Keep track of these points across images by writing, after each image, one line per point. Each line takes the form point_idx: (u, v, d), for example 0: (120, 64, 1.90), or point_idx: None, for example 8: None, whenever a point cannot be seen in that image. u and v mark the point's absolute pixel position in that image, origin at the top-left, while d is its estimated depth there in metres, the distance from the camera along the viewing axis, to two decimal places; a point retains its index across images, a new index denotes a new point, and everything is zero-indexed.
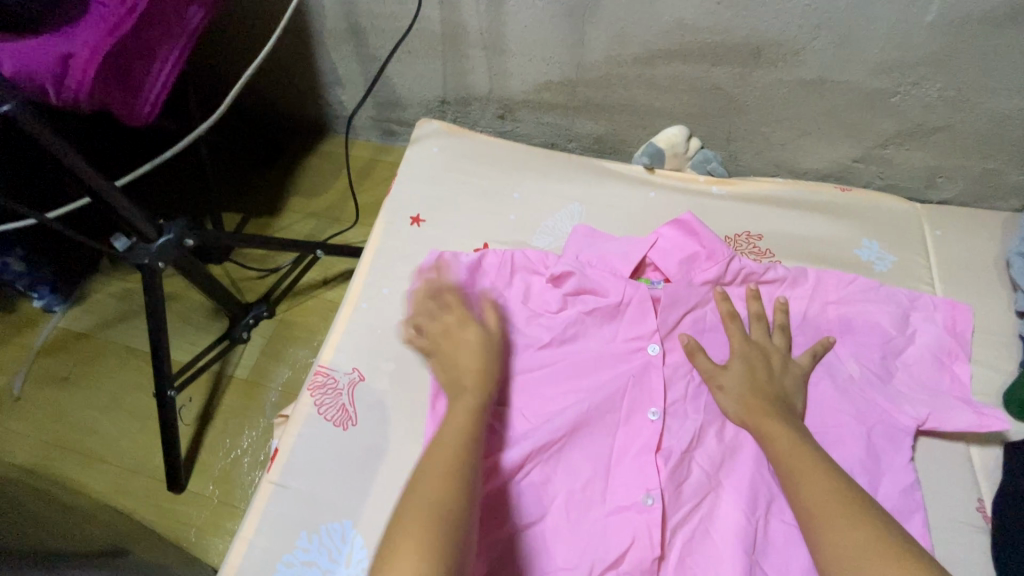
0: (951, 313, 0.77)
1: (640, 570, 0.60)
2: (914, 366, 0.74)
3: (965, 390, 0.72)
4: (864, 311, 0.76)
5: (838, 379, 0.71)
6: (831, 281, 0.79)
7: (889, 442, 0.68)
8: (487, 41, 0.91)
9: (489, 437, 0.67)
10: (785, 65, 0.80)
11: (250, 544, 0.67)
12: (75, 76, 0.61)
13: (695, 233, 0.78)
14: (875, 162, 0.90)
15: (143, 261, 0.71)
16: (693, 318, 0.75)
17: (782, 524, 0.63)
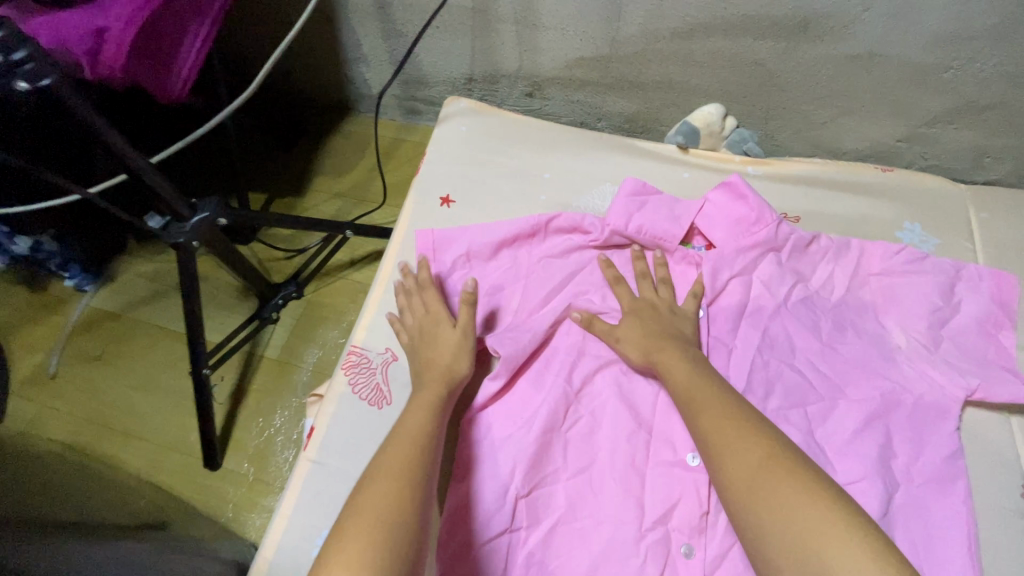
0: (995, 281, 0.74)
1: (689, 528, 0.63)
2: (961, 335, 0.72)
3: (1010, 358, 0.71)
4: (910, 282, 0.75)
5: (880, 345, 0.72)
6: (875, 251, 0.77)
7: (935, 411, 0.67)
8: (519, 14, 0.88)
9: (538, 396, 0.70)
10: (832, 39, 0.77)
11: (290, 520, 0.67)
12: (108, 51, 0.60)
13: (743, 197, 0.77)
14: (920, 142, 0.86)
15: (178, 240, 0.71)
16: (740, 283, 0.76)
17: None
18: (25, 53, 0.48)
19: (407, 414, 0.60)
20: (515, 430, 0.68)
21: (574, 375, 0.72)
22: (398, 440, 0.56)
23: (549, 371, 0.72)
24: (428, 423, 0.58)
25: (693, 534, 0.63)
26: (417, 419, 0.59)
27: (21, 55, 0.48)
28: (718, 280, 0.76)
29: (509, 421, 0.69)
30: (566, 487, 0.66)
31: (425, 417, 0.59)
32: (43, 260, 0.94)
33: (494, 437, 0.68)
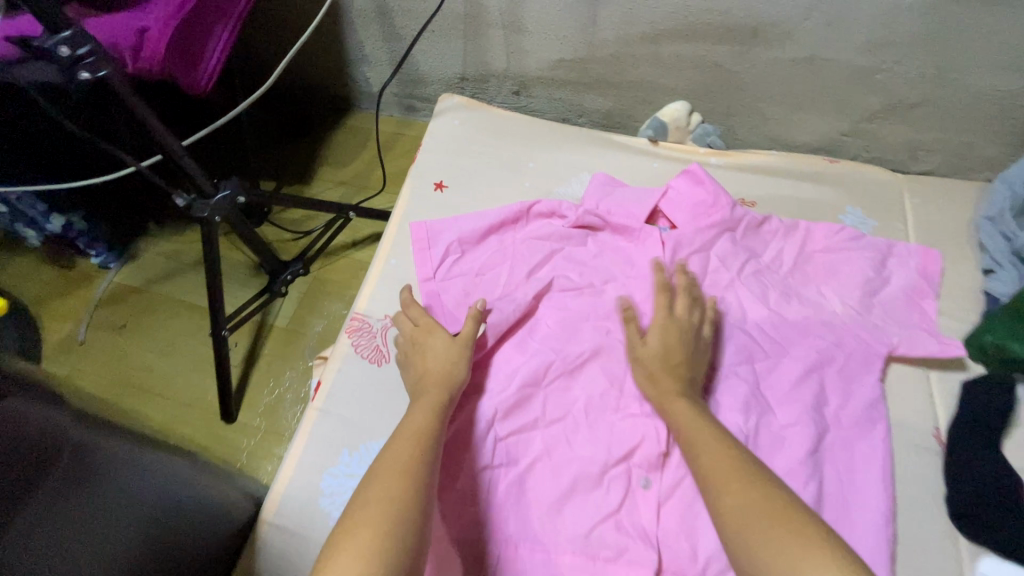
0: (923, 258, 0.85)
1: (648, 463, 0.71)
2: (890, 303, 0.83)
3: (931, 322, 0.81)
4: (849, 257, 0.85)
5: (822, 312, 0.81)
6: (820, 232, 0.88)
7: (863, 365, 0.77)
8: (506, 20, 0.98)
9: (518, 355, 0.80)
10: (779, 44, 0.88)
11: (299, 459, 0.77)
12: (149, 48, 0.70)
13: (702, 183, 0.89)
14: (862, 136, 0.97)
15: (203, 214, 0.80)
16: (699, 259, 0.84)
17: (769, 435, 0.72)
18: (88, 48, 0.58)
19: (412, 415, 0.64)
20: (504, 382, 0.77)
21: (551, 335, 0.81)
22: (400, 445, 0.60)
23: (528, 335, 0.82)
24: (431, 424, 0.63)
25: (651, 468, 0.71)
26: (418, 420, 0.63)
27: (84, 51, 0.58)
28: (679, 256, 0.84)
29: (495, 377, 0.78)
30: (543, 432, 0.75)
31: (428, 419, 0.63)
32: (72, 239, 1.03)
33: (485, 390, 0.77)
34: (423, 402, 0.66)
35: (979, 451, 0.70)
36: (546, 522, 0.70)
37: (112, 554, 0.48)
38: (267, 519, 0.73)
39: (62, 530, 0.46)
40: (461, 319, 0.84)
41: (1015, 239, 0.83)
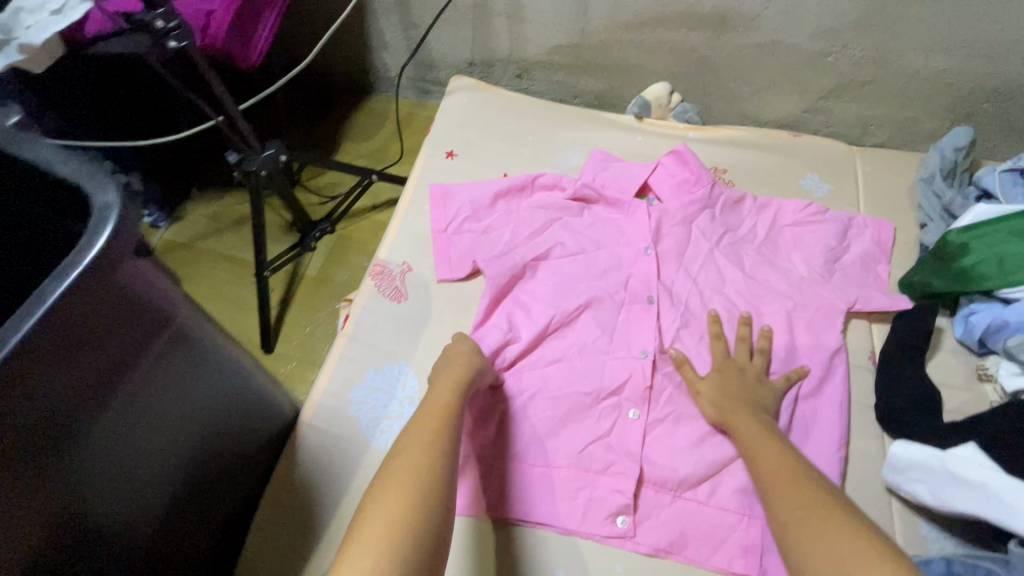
0: (878, 229, 0.98)
1: (635, 397, 0.83)
2: (850, 268, 0.94)
3: (884, 285, 0.93)
4: (815, 229, 0.97)
5: (791, 277, 0.93)
6: (789, 206, 1.00)
7: (826, 320, 0.88)
8: (510, 10, 1.13)
9: (524, 309, 0.92)
10: (744, 30, 1.02)
11: (328, 386, 0.89)
12: (214, 27, 0.85)
13: (687, 163, 1.02)
14: (820, 113, 1.11)
15: (251, 169, 0.95)
16: (682, 229, 0.98)
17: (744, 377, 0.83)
18: (177, 22, 0.72)
19: (436, 393, 0.70)
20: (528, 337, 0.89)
21: (553, 284, 0.94)
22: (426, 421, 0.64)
23: (530, 292, 0.94)
24: (453, 404, 0.68)
25: (638, 402, 0.83)
26: (444, 397, 0.69)
27: (173, 24, 0.72)
28: (663, 227, 0.98)
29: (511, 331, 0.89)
30: (543, 370, 0.87)
31: (450, 395, 0.70)
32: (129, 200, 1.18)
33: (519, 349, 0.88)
34: (444, 382, 0.72)
35: (903, 367, 0.84)
36: (545, 442, 0.82)
37: (183, 422, 0.63)
38: (305, 423, 0.86)
39: (152, 404, 0.58)
40: (466, 267, 0.99)
41: (943, 196, 0.97)
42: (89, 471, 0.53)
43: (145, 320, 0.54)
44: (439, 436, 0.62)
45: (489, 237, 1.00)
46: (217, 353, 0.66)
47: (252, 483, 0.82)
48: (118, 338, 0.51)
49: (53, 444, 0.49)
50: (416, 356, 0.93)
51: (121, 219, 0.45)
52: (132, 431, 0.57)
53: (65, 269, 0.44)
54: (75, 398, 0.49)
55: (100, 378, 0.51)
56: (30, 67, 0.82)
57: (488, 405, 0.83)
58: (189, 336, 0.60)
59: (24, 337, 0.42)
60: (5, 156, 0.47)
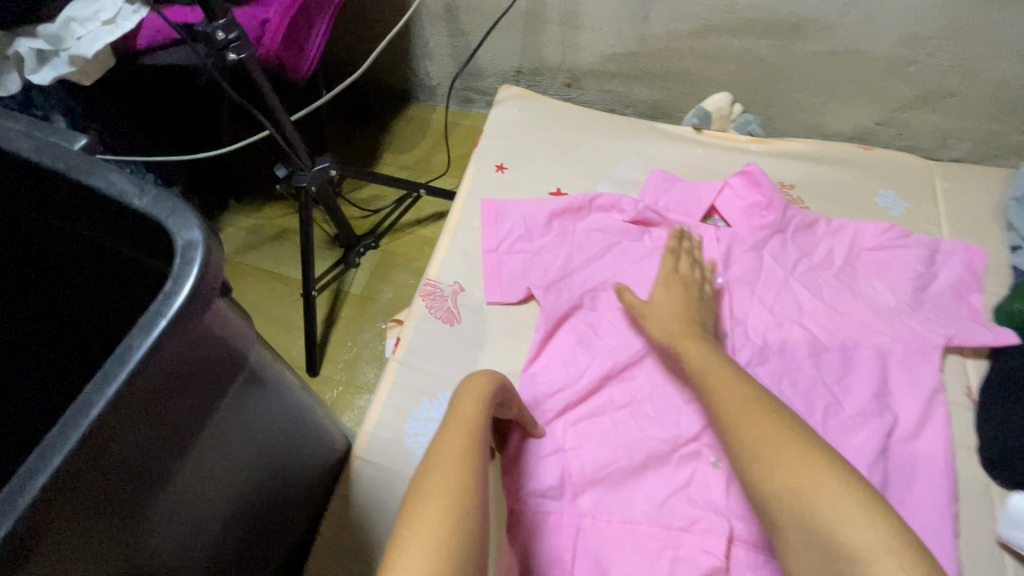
0: (967, 254, 0.92)
1: (716, 443, 0.78)
2: (939, 297, 0.88)
3: (978, 315, 0.87)
4: (896, 255, 0.92)
5: (875, 306, 0.88)
6: (868, 230, 0.95)
7: (920, 355, 0.83)
8: (564, 17, 1.07)
9: (590, 343, 0.88)
10: (819, 38, 0.96)
11: (379, 418, 0.84)
12: (269, 36, 0.81)
13: (758, 185, 0.97)
14: (894, 125, 1.05)
15: (301, 184, 0.91)
16: (753, 256, 0.94)
17: (838, 424, 0.79)
18: (237, 33, 0.68)
19: (461, 398, 0.66)
20: (585, 373, 0.85)
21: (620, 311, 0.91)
22: (452, 427, 0.61)
23: (594, 324, 0.90)
24: (479, 410, 0.64)
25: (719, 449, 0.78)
26: (471, 403, 0.65)
27: (234, 36, 0.68)
28: (733, 253, 0.94)
29: (570, 371, 0.85)
30: (612, 416, 0.82)
31: (475, 401, 0.65)
32: None
33: (572, 386, 0.84)
34: (469, 384, 0.68)
35: (1006, 404, 0.78)
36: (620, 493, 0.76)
37: (241, 479, 0.58)
38: (359, 455, 0.82)
39: (215, 465, 0.53)
40: (519, 291, 0.95)
41: None
42: (151, 541, 0.48)
43: (220, 369, 0.49)
44: (471, 442, 0.59)
45: (545, 260, 0.97)
46: (278, 398, 0.61)
47: (299, 528, 0.76)
48: (193, 397, 0.46)
49: (121, 521, 0.44)
50: None
51: (206, 258, 0.40)
52: (196, 491, 0.52)
53: (138, 332, 0.38)
54: (140, 479, 0.43)
55: (176, 439, 0.46)
56: (79, 80, 0.79)
57: (538, 454, 0.79)
58: (253, 386, 0.55)
59: (103, 411, 0.37)
60: (79, 185, 0.43)
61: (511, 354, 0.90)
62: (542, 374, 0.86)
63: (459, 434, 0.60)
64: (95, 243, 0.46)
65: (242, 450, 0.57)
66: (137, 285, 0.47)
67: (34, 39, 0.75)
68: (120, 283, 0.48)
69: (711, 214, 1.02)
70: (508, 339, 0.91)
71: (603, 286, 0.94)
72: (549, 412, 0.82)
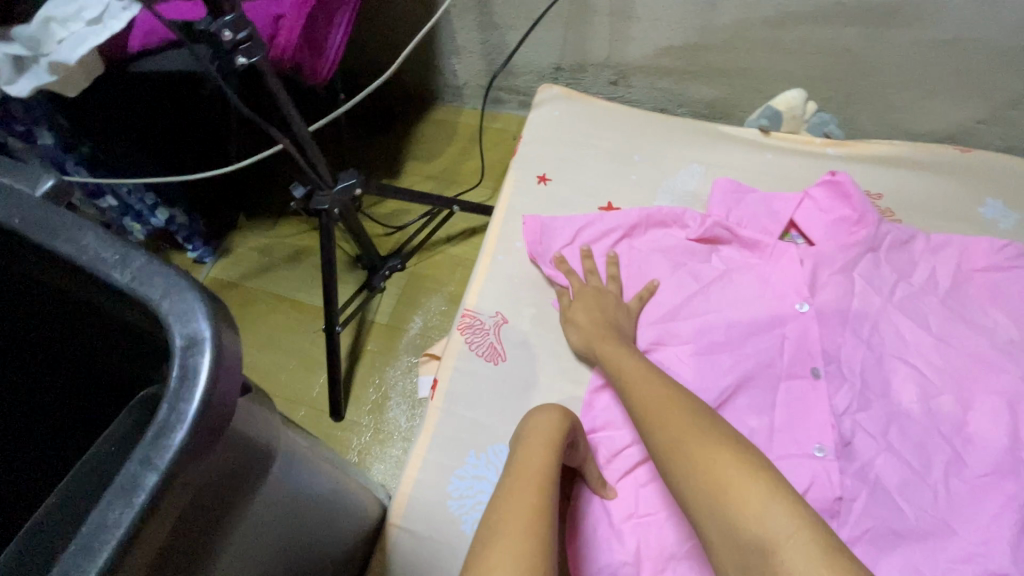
0: None
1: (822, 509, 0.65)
2: None
3: None
4: (1015, 276, 0.78)
5: (995, 340, 0.75)
6: (980, 248, 0.81)
7: None
8: (616, 6, 0.94)
9: None
10: (920, 24, 0.82)
11: (418, 478, 0.72)
12: (282, 37, 0.69)
13: (848, 198, 0.84)
14: (999, 124, 0.91)
15: (322, 206, 0.79)
16: (844, 279, 0.80)
17: (964, 486, 0.66)
18: (248, 32, 0.55)
19: (524, 452, 0.59)
20: None
21: (688, 345, 0.78)
22: (517, 486, 0.54)
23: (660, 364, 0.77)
24: (548, 469, 0.56)
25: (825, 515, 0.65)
26: (536, 458, 0.57)
27: (243, 35, 0.56)
28: (819, 276, 0.80)
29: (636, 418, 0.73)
30: None
31: (546, 455, 0.58)
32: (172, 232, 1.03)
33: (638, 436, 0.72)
34: (536, 436, 0.60)
35: None
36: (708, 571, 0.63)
37: None
38: (396, 523, 0.70)
39: None
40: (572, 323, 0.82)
41: None
42: None
43: (244, 488, 0.35)
44: (541, 508, 0.51)
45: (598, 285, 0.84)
46: (305, 487, 0.47)
47: None
48: (205, 538, 0.32)
49: None
50: None
51: (218, 359, 0.27)
52: None
53: (117, 499, 0.24)
54: None
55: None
56: (63, 91, 0.67)
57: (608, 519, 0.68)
58: (274, 488, 0.41)
59: None
60: (48, 252, 0.31)
61: (568, 398, 0.78)
62: (602, 421, 0.74)
63: (529, 492, 0.53)
64: (78, 315, 0.35)
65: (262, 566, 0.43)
66: (148, 362, 0.36)
67: (10, 44, 0.64)
68: (128, 361, 0.36)
69: (788, 229, 0.89)
70: (563, 381, 0.79)
71: (668, 316, 0.81)
72: (615, 468, 0.71)
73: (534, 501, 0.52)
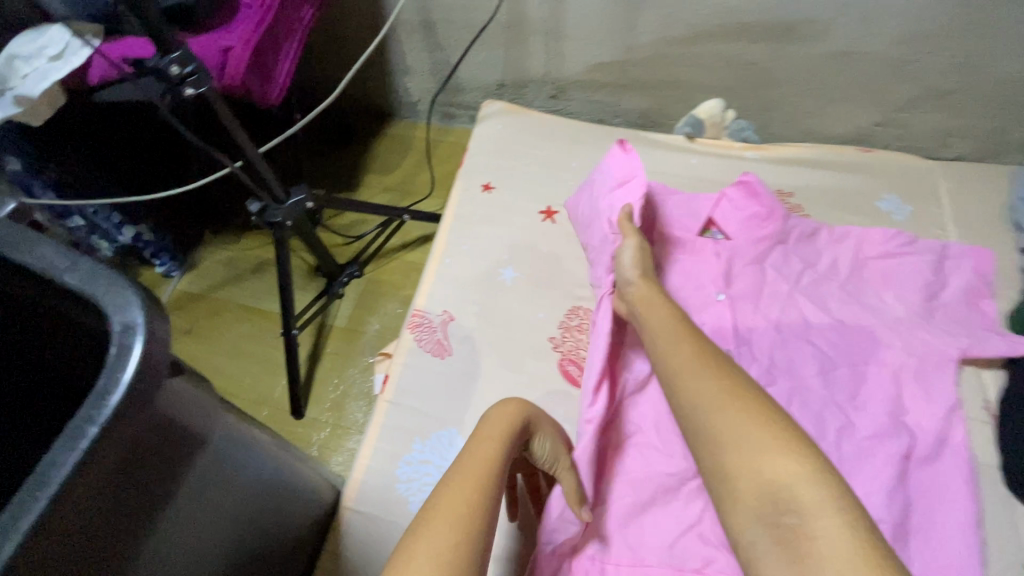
0: (976, 258, 0.87)
1: None
2: (951, 306, 0.84)
3: (992, 322, 0.82)
4: (904, 261, 0.87)
5: (886, 318, 0.83)
6: (875, 237, 0.90)
7: (936, 368, 0.78)
8: (547, 28, 1.03)
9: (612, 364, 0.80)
10: (815, 40, 0.91)
11: (369, 465, 0.79)
12: (231, 64, 0.75)
13: (757, 195, 0.91)
14: (894, 126, 1.01)
15: (276, 219, 0.85)
16: (755, 270, 0.89)
17: (852, 448, 0.74)
18: (195, 65, 0.62)
19: (483, 429, 0.57)
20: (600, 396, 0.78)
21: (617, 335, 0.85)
22: (474, 463, 0.52)
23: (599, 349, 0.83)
24: (505, 448, 0.55)
25: None
26: (499, 437, 0.56)
27: (191, 69, 0.62)
28: (733, 268, 0.89)
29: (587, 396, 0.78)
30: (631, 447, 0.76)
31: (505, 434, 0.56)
32: (139, 250, 1.08)
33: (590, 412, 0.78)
34: (499, 414, 0.59)
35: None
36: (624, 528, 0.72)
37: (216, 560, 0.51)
38: (349, 506, 0.76)
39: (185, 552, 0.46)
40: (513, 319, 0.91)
41: None
42: None
43: (187, 449, 0.42)
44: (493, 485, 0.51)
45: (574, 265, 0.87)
46: (253, 459, 0.54)
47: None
48: (151, 487, 0.39)
49: None
50: (467, 422, 0.82)
51: (149, 336, 0.34)
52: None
53: (64, 446, 0.31)
54: None
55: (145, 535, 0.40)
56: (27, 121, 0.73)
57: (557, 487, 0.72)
58: (221, 457, 0.48)
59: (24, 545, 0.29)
60: (5, 263, 0.37)
61: (507, 386, 0.85)
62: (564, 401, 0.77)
63: (478, 469, 0.52)
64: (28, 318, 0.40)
65: (223, 528, 0.51)
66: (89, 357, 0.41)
67: None
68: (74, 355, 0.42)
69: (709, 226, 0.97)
70: (503, 371, 0.86)
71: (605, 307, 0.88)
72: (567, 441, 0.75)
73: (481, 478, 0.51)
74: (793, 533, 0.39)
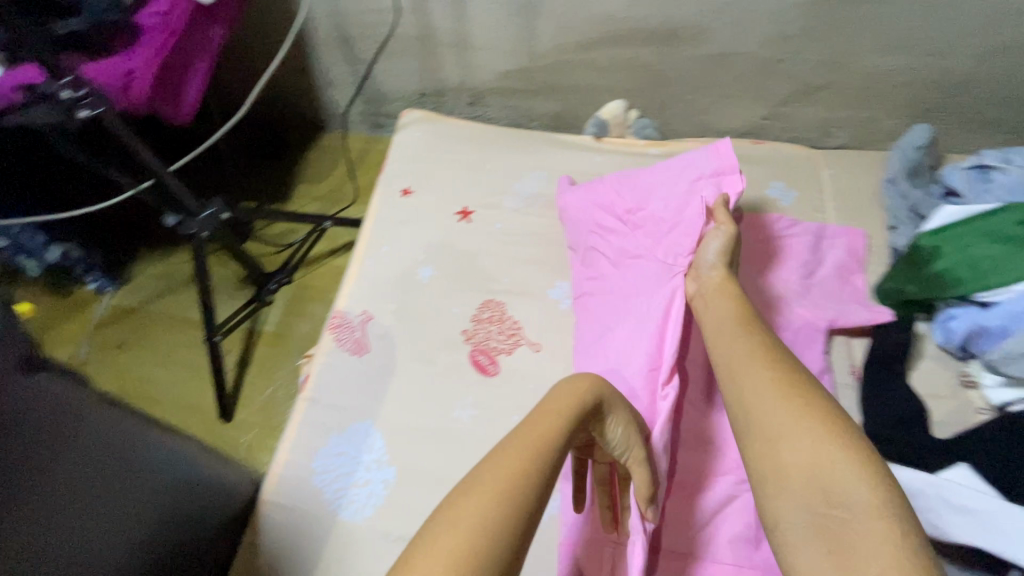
0: (850, 238, 0.95)
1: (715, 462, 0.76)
2: (825, 282, 0.91)
3: (861, 296, 0.89)
4: (782, 243, 0.94)
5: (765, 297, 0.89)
6: (757, 222, 0.97)
7: (807, 340, 0.85)
8: (455, 39, 1.09)
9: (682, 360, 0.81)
10: (695, 43, 0.99)
11: (288, 460, 0.83)
12: (136, 86, 0.79)
13: None
14: (780, 119, 1.08)
15: (191, 231, 0.90)
16: None
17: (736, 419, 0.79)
18: (87, 89, 0.67)
19: (558, 393, 0.56)
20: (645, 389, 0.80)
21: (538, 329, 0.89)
22: (545, 423, 0.52)
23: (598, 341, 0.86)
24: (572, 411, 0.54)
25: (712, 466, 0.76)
26: (567, 400, 0.55)
27: (83, 92, 0.67)
28: None
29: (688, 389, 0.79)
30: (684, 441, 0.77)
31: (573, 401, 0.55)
32: (70, 268, 1.11)
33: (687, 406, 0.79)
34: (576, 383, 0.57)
35: (885, 381, 0.81)
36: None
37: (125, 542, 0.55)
38: (266, 499, 0.80)
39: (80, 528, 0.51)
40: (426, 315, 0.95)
41: (909, 197, 0.94)
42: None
43: (41, 418, 0.48)
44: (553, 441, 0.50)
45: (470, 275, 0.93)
46: (150, 452, 0.60)
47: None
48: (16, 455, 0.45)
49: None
50: (381, 415, 0.87)
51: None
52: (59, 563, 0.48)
53: None
54: None
55: (19, 487, 0.45)
56: None
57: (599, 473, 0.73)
58: (104, 444, 0.54)
59: None
60: None
61: (419, 379, 0.90)
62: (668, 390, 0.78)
63: (544, 427, 0.51)
64: None
65: (120, 504, 0.55)
66: None
67: None
68: None
69: None
70: (417, 364, 0.91)
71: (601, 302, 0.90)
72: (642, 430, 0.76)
73: (538, 437, 0.50)
74: (836, 523, 0.43)
